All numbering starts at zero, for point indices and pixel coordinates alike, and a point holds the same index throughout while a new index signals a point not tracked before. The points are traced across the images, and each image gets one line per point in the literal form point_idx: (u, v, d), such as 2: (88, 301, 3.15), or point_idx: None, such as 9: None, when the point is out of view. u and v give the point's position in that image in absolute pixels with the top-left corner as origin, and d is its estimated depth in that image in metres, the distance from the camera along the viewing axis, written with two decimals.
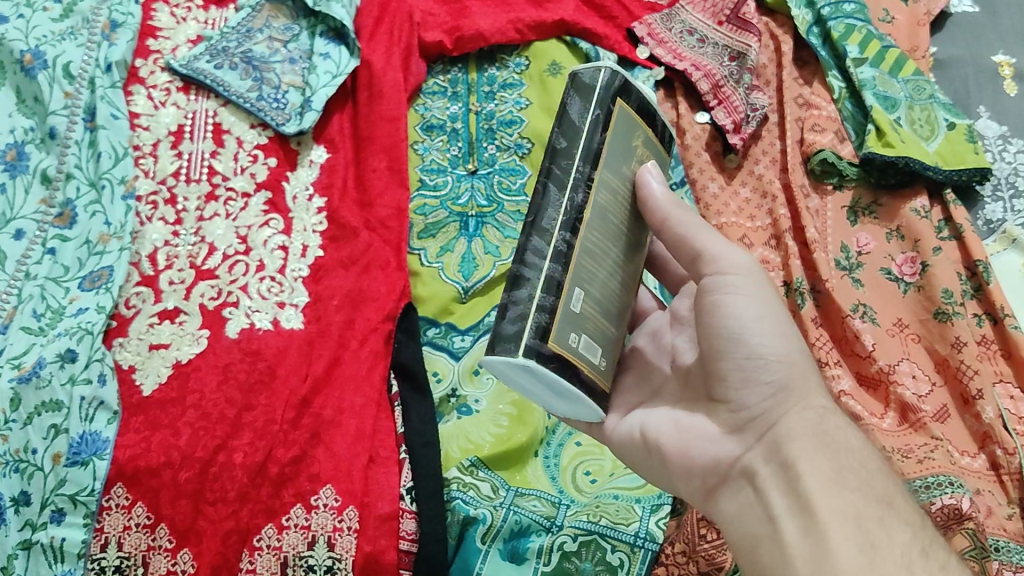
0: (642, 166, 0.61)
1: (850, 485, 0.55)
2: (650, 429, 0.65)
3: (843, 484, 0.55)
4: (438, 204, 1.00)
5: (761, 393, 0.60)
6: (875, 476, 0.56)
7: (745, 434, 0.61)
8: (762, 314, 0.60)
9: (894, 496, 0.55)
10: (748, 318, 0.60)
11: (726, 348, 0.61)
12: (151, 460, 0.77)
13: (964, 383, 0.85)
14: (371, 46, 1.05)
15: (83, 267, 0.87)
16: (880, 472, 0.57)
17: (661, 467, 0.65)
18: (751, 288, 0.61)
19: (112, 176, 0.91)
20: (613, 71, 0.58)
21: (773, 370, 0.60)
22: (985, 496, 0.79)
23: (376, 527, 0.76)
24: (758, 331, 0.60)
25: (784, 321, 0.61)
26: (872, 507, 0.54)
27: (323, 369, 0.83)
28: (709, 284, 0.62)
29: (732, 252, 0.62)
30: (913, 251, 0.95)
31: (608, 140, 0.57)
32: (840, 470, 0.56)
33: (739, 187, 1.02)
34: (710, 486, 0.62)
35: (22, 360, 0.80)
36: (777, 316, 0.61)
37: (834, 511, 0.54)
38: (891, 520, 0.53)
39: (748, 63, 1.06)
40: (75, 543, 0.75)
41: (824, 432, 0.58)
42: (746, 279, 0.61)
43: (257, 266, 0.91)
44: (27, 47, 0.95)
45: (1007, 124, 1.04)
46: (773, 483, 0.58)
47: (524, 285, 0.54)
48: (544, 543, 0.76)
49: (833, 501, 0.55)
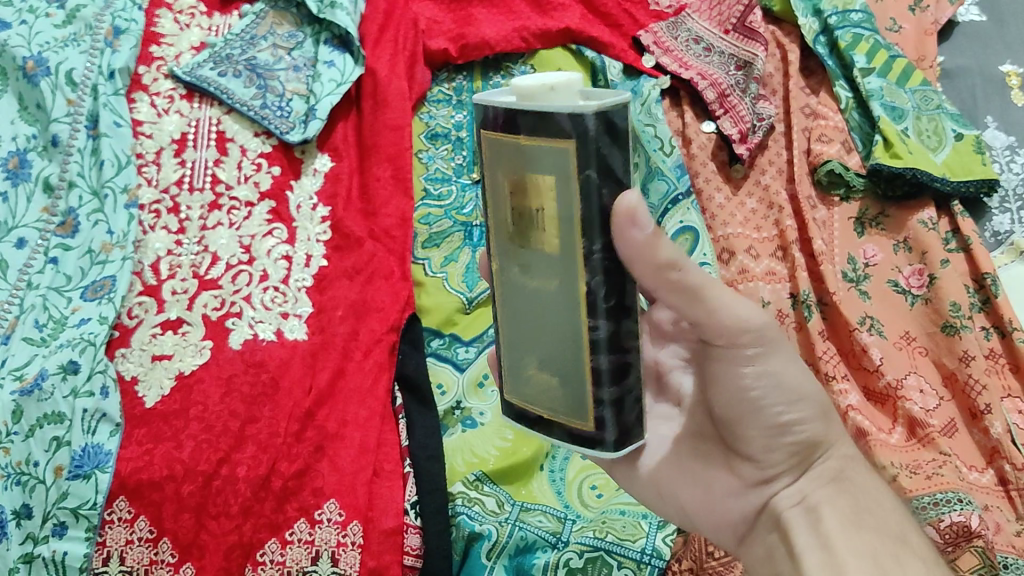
0: (625, 203, 0.46)
1: (867, 525, 0.56)
2: (665, 482, 0.63)
3: (861, 530, 0.56)
4: (442, 214, 1.00)
5: (788, 450, 0.59)
6: (888, 519, 0.57)
7: (765, 486, 0.60)
8: (780, 382, 0.57)
9: (907, 532, 0.56)
10: (770, 389, 0.57)
11: (748, 415, 0.58)
12: (153, 473, 0.75)
13: (973, 398, 0.84)
14: (375, 54, 1.04)
15: (85, 277, 0.86)
16: (894, 514, 0.58)
17: (677, 513, 0.64)
18: (769, 356, 0.56)
19: (115, 185, 0.90)
20: (624, 102, 0.44)
21: (798, 432, 0.58)
22: (993, 512, 0.78)
23: (380, 543, 0.75)
24: (776, 403, 0.57)
25: (804, 383, 0.58)
26: (888, 546, 0.55)
27: (327, 382, 0.83)
28: (729, 354, 0.57)
29: (751, 311, 0.55)
30: (920, 263, 0.95)
31: (632, 234, 0.47)
32: (857, 517, 0.57)
33: (744, 198, 1.02)
34: (735, 532, 0.62)
35: (24, 372, 0.79)
36: (795, 382, 0.57)
37: (852, 548, 0.54)
38: (906, 555, 0.54)
39: (754, 73, 1.06)
40: (76, 557, 0.73)
41: (842, 481, 0.59)
42: (765, 348, 0.56)
43: (260, 276, 0.90)
44: (29, 54, 0.94)
45: (1015, 134, 1.04)
46: (796, 525, 0.57)
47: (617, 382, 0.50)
48: (550, 559, 0.74)
49: (851, 540, 0.55)
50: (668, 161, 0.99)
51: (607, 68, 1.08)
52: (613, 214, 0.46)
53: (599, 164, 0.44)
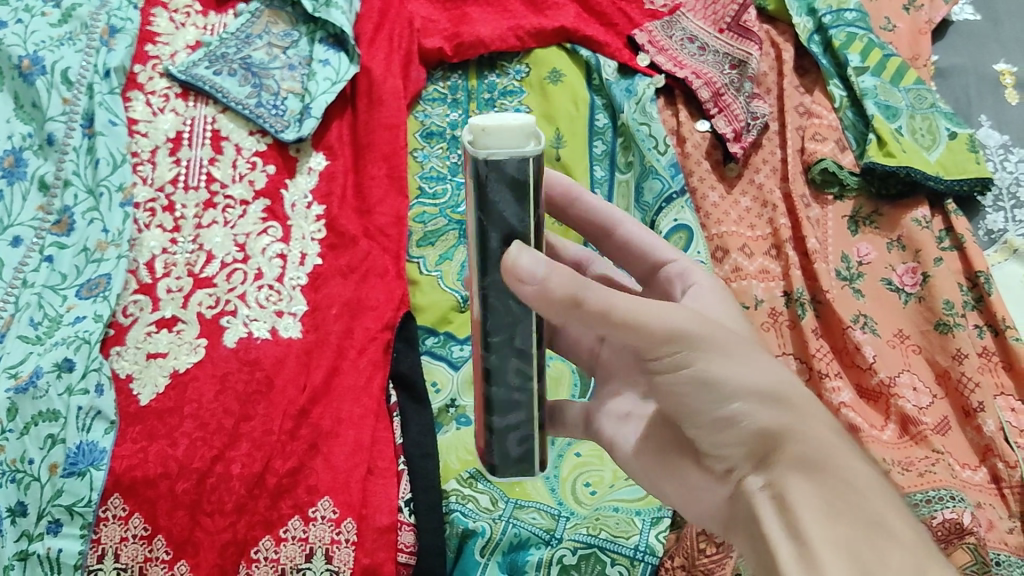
0: (511, 256, 0.47)
1: (843, 510, 0.49)
2: (654, 477, 0.62)
3: (832, 517, 0.49)
4: (436, 212, 1.00)
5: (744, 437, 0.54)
6: (863, 501, 0.49)
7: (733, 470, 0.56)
8: (708, 378, 0.52)
9: (885, 512, 0.49)
10: (705, 390, 0.52)
11: (691, 416, 0.54)
12: (148, 470, 0.75)
13: (965, 396, 0.85)
14: (370, 53, 1.05)
15: (81, 275, 0.86)
16: (872, 495, 0.50)
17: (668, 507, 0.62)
18: (693, 352, 0.51)
19: (110, 183, 0.90)
20: (535, 158, 0.45)
21: (747, 418, 0.53)
22: (985, 509, 0.78)
23: (374, 540, 0.75)
24: (714, 399, 0.52)
25: (739, 376, 0.52)
26: (861, 536, 0.48)
27: (321, 380, 0.83)
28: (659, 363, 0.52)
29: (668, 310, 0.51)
30: (913, 261, 0.95)
31: (526, 285, 0.47)
32: (826, 501, 0.50)
33: (739, 196, 1.02)
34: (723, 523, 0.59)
35: (18, 369, 0.79)
36: (724, 377, 0.52)
37: (825, 539, 0.48)
38: (887, 545, 0.47)
39: (748, 72, 1.07)
40: (71, 554, 0.73)
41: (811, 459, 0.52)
42: (686, 346, 0.51)
43: (255, 274, 0.91)
44: (25, 53, 0.94)
45: (1008, 133, 1.04)
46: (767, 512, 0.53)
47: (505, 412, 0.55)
48: (543, 556, 0.75)
49: (818, 531, 0.48)
50: (663, 159, 1.00)
51: (602, 66, 1.08)
52: (503, 265, 0.47)
53: (495, 214, 0.47)
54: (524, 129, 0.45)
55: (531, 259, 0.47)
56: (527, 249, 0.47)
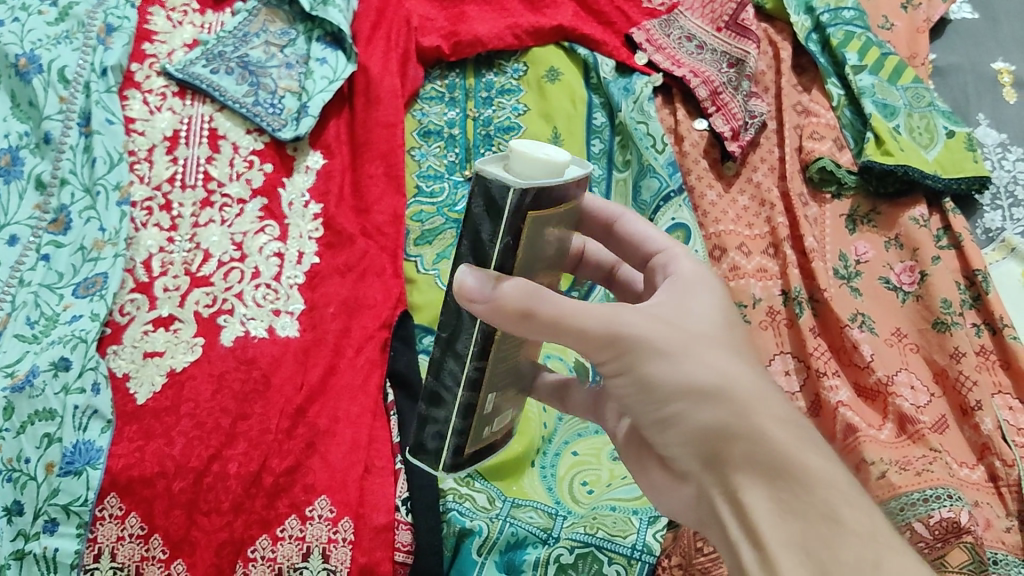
0: (459, 279, 0.50)
1: (797, 507, 0.49)
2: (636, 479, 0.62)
3: (780, 515, 0.49)
4: (434, 211, 1.00)
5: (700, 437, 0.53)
6: (815, 496, 0.48)
7: None
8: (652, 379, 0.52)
9: (839, 504, 0.48)
10: (654, 392, 0.53)
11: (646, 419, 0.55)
12: (145, 470, 0.75)
13: (963, 395, 0.84)
14: (368, 51, 1.05)
15: (78, 274, 0.86)
16: (826, 488, 0.49)
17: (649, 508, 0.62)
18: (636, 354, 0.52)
19: (107, 182, 0.90)
20: (520, 191, 0.46)
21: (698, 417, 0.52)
22: (983, 508, 0.78)
23: (371, 539, 0.75)
24: (665, 401, 0.53)
25: (688, 375, 0.52)
26: (809, 533, 0.48)
27: (319, 378, 0.83)
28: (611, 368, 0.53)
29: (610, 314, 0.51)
30: (911, 260, 0.95)
31: (477, 305, 0.49)
32: (777, 498, 0.49)
33: (737, 195, 1.02)
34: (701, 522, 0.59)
35: (15, 368, 0.78)
36: (670, 378, 0.52)
37: (774, 539, 0.48)
38: (839, 538, 0.47)
39: (746, 71, 1.07)
40: (68, 553, 0.73)
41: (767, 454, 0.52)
42: (629, 348, 0.52)
43: (252, 273, 0.90)
44: (21, 51, 0.93)
45: (1006, 132, 1.04)
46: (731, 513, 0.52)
47: (442, 407, 0.56)
48: (540, 556, 0.75)
49: (765, 530, 0.49)
50: (661, 158, 0.99)
51: (599, 65, 1.09)
52: (455, 289, 0.50)
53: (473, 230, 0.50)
54: (543, 169, 0.47)
55: (479, 279, 0.49)
56: (474, 270, 0.50)
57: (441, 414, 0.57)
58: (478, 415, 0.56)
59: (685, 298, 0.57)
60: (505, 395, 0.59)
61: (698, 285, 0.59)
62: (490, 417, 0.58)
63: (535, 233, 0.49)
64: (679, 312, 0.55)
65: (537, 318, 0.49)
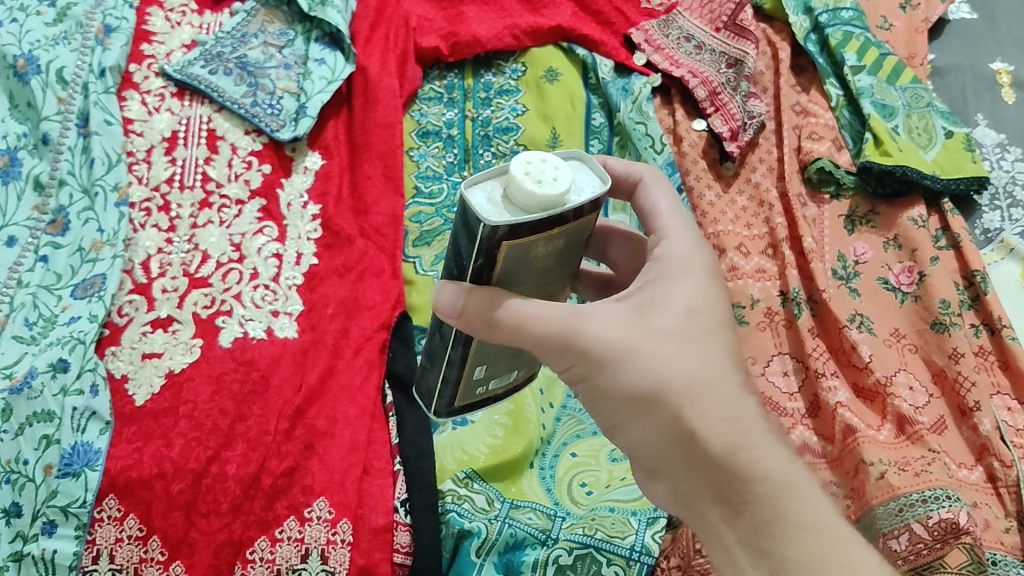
0: (436, 291, 0.53)
1: (750, 505, 0.52)
2: None
3: (733, 516, 0.53)
4: (433, 212, 1.00)
5: None
6: (766, 498, 0.52)
7: None
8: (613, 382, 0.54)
9: (787, 503, 0.52)
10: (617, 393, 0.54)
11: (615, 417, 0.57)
12: (143, 471, 0.75)
13: (962, 396, 0.84)
14: (366, 52, 1.05)
15: (76, 275, 0.86)
16: (778, 490, 0.52)
17: None
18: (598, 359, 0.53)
19: (105, 183, 0.90)
20: (492, 227, 0.47)
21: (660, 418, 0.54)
22: (982, 509, 0.78)
23: (370, 540, 0.75)
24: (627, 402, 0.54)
25: (647, 379, 0.53)
26: (758, 536, 0.52)
27: (317, 380, 0.83)
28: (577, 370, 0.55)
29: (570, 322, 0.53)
30: (910, 260, 0.95)
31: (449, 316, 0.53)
32: (730, 500, 0.53)
33: (735, 195, 1.02)
34: None
35: (13, 370, 0.78)
36: (629, 381, 0.53)
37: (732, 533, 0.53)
38: (787, 533, 0.51)
39: (745, 71, 1.07)
40: (66, 555, 0.72)
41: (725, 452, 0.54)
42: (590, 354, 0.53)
43: (250, 274, 0.90)
44: (20, 53, 0.93)
45: (1005, 132, 1.04)
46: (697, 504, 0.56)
47: (437, 367, 0.62)
48: (539, 556, 0.75)
49: (724, 526, 0.53)
50: (659, 158, 0.99)
51: (598, 65, 1.08)
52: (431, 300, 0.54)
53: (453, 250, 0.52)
54: (535, 203, 0.47)
55: (451, 292, 0.52)
56: (447, 284, 0.53)
57: (435, 369, 0.63)
58: (465, 377, 0.62)
59: (657, 291, 0.56)
60: (502, 364, 0.62)
61: (677, 273, 0.58)
62: (481, 381, 0.63)
63: (516, 251, 0.50)
64: (649, 309, 0.55)
65: (503, 326, 0.52)
